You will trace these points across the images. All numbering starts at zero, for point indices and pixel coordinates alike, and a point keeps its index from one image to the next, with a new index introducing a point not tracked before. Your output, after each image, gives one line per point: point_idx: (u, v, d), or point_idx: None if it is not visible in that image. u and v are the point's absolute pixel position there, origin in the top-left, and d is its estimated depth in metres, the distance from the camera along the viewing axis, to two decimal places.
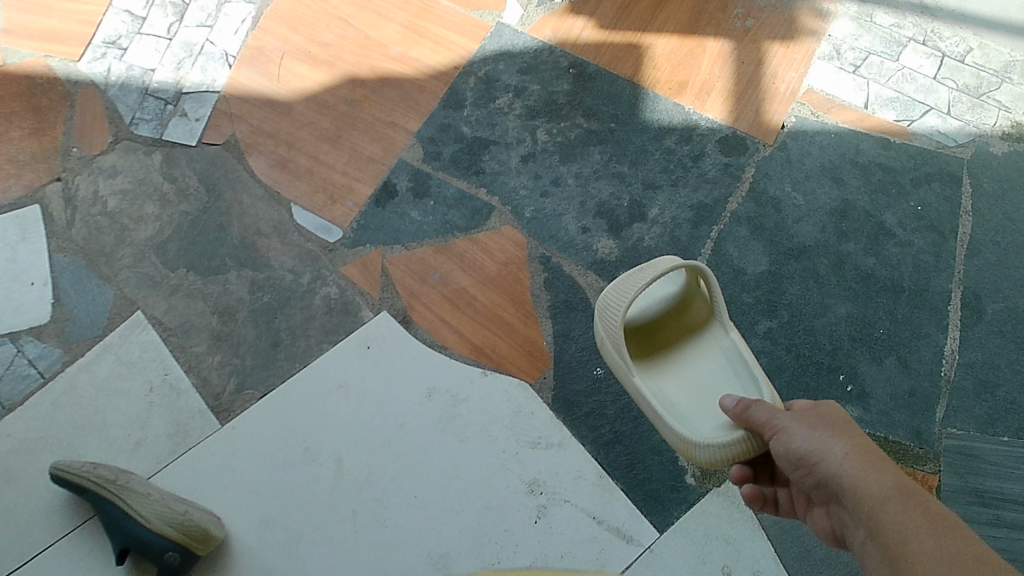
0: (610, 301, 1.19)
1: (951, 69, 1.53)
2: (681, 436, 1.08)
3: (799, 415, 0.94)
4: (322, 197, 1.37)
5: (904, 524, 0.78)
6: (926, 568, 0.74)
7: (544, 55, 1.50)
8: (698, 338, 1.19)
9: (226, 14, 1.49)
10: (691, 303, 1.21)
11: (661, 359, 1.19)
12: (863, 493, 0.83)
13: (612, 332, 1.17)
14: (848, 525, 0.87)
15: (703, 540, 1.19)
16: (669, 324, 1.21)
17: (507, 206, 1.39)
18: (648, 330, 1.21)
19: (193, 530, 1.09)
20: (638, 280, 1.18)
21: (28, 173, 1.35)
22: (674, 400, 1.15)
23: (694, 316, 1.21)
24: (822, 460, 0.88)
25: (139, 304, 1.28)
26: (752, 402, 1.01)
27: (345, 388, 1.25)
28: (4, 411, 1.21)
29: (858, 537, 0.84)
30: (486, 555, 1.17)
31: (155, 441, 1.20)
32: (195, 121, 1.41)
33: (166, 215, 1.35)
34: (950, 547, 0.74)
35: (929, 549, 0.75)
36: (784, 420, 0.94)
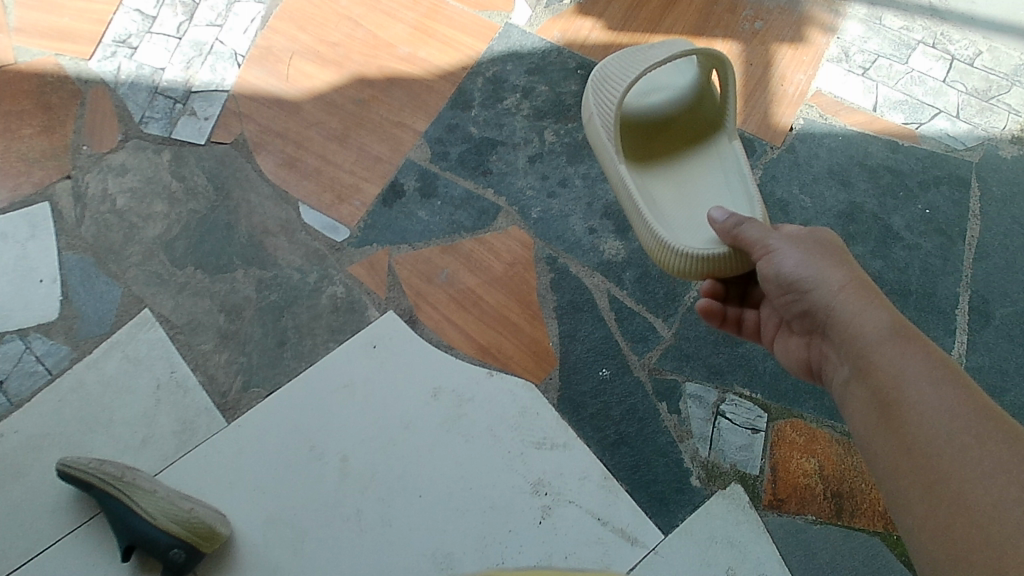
0: (611, 73, 1.21)
1: (961, 72, 1.52)
2: (659, 238, 1.09)
3: (790, 237, 0.99)
4: (329, 197, 1.37)
5: (899, 363, 0.85)
6: (919, 407, 0.81)
7: (553, 55, 1.50)
8: (697, 144, 1.21)
9: (236, 13, 1.50)
10: (706, 95, 1.24)
11: (657, 157, 1.21)
12: (858, 330, 0.90)
13: (605, 105, 1.19)
14: (833, 358, 0.96)
15: (708, 543, 1.19)
16: (674, 108, 1.25)
17: (514, 207, 1.39)
18: (649, 128, 1.23)
19: (199, 527, 1.09)
20: (646, 54, 1.18)
21: (38, 170, 1.36)
22: (660, 199, 1.17)
23: (700, 117, 1.23)
24: (816, 289, 0.95)
25: (147, 301, 1.29)
26: (743, 219, 1.02)
27: (351, 387, 1.25)
28: (12, 407, 1.22)
29: (846, 374, 0.92)
30: (490, 556, 1.17)
31: (161, 438, 1.21)
32: (204, 120, 1.41)
33: (175, 213, 1.35)
34: (946, 394, 0.80)
35: (923, 393, 0.82)
36: (776, 240, 0.98)
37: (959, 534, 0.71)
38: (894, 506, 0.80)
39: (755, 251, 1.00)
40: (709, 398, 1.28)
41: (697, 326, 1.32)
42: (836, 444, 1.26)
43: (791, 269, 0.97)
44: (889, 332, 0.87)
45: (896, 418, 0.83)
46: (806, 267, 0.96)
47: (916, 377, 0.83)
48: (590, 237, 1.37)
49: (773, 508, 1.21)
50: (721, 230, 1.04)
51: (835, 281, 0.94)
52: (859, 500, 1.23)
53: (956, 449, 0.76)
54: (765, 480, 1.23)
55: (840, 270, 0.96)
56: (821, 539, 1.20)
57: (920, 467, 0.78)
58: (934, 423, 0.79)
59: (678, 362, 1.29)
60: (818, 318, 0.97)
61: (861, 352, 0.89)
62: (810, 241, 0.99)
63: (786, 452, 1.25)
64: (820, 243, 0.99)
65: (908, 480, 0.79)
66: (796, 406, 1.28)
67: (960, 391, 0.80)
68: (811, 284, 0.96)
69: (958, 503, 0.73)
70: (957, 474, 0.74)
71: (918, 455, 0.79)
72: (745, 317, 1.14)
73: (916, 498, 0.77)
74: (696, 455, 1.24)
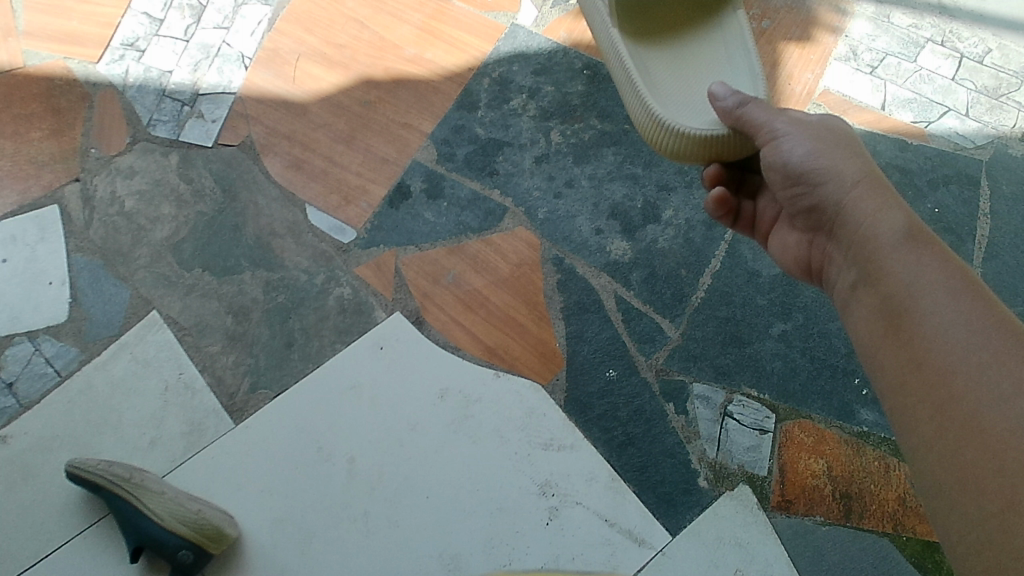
0: None
1: (970, 70, 1.51)
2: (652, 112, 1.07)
3: (801, 128, 0.98)
4: (336, 198, 1.37)
5: (912, 263, 0.85)
6: (932, 308, 0.81)
7: (559, 56, 1.50)
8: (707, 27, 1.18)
9: (243, 15, 1.50)
10: None
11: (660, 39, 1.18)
12: (874, 231, 0.90)
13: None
14: (838, 256, 0.97)
15: (716, 544, 1.18)
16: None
17: (520, 207, 1.39)
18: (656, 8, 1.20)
19: (206, 528, 1.10)
20: None
21: (47, 173, 1.36)
22: (658, 79, 1.14)
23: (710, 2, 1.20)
24: (827, 182, 0.96)
25: (155, 303, 1.29)
26: (746, 99, 0.99)
27: (358, 388, 1.25)
28: (22, 409, 1.22)
29: (853, 275, 0.93)
30: (497, 557, 1.17)
31: (170, 439, 1.21)
32: (212, 122, 1.42)
33: (183, 215, 1.36)
34: (960, 299, 0.80)
35: (936, 294, 0.82)
36: (785, 128, 0.97)
37: (971, 458, 0.70)
38: (895, 406, 0.82)
39: (760, 134, 0.98)
40: (717, 398, 1.27)
41: (705, 326, 1.31)
42: (844, 445, 1.25)
43: (802, 160, 0.97)
44: (904, 235, 0.88)
45: (906, 325, 0.83)
46: (817, 160, 0.96)
47: (928, 277, 0.83)
48: (597, 237, 1.37)
49: (781, 509, 1.21)
50: (722, 109, 1.00)
51: (848, 177, 0.95)
52: (868, 501, 1.22)
53: (969, 364, 0.75)
54: (773, 481, 1.23)
55: (852, 165, 0.96)
56: (830, 541, 1.19)
57: (930, 383, 0.77)
58: (948, 334, 0.78)
59: (685, 363, 1.29)
60: (826, 214, 0.97)
61: (873, 253, 0.90)
62: (822, 132, 0.98)
63: (795, 453, 1.24)
64: (833, 136, 0.99)
65: (916, 393, 0.79)
66: (804, 406, 1.27)
67: (976, 301, 0.79)
68: (823, 179, 0.96)
69: (971, 423, 0.72)
70: (967, 380, 0.74)
71: (926, 360, 0.79)
72: (741, 207, 1.15)
73: (925, 417, 0.77)
74: (704, 456, 1.24)
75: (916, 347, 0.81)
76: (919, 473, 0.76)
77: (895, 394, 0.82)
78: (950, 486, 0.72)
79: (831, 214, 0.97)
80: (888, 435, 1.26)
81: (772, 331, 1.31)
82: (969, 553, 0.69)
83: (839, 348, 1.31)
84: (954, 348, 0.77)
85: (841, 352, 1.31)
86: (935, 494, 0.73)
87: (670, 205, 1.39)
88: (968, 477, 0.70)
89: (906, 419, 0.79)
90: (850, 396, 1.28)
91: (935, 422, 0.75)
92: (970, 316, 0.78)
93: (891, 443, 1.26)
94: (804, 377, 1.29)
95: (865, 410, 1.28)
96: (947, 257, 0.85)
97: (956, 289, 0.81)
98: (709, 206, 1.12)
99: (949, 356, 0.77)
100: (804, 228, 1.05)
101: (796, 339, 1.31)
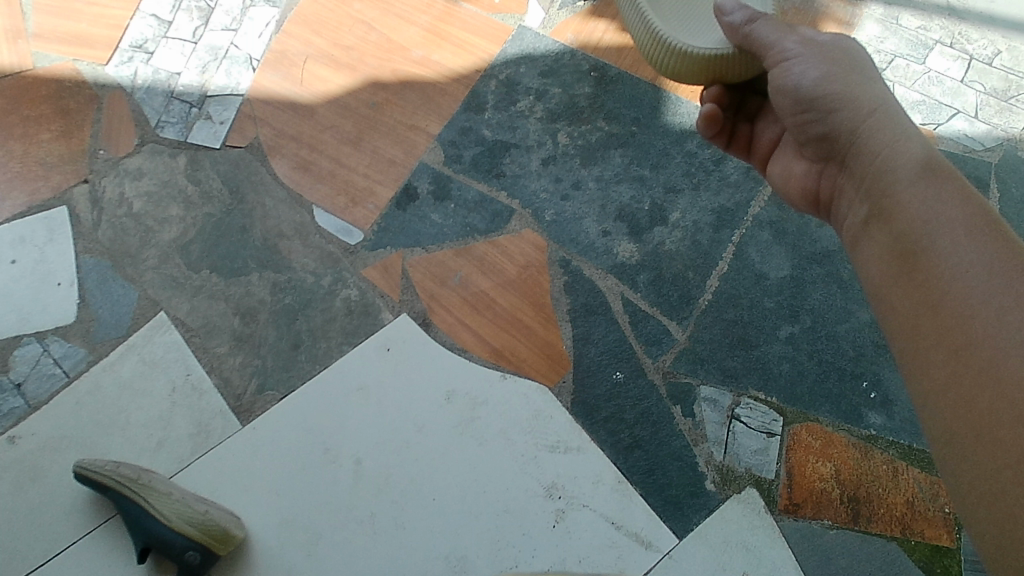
0: None
1: (979, 72, 1.51)
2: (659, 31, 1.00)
3: (815, 52, 0.97)
4: (343, 200, 1.38)
5: (925, 194, 0.85)
6: (946, 242, 0.81)
7: (566, 58, 1.50)
8: None
9: (251, 18, 1.51)
10: None
11: None
12: (889, 162, 0.90)
13: None
14: (849, 186, 0.98)
15: (723, 548, 1.18)
16: None
17: (527, 209, 1.38)
18: None
19: (213, 529, 1.10)
20: None
21: (56, 175, 1.37)
22: None
23: None
24: (840, 110, 0.96)
25: (163, 304, 1.30)
26: (758, 16, 0.96)
27: (365, 390, 1.25)
28: (30, 409, 1.23)
29: (864, 207, 0.93)
30: (503, 560, 1.16)
31: (177, 440, 1.21)
32: (220, 124, 1.42)
33: (190, 216, 1.36)
34: (978, 238, 0.79)
35: (951, 225, 0.82)
36: (796, 51, 0.97)
37: (986, 406, 0.69)
38: (897, 333, 0.83)
39: (769, 54, 0.97)
40: (724, 401, 1.27)
41: (712, 329, 1.31)
42: (853, 448, 1.25)
43: (814, 85, 0.97)
44: (920, 167, 0.87)
45: (920, 257, 0.83)
46: (829, 85, 0.96)
47: (943, 209, 0.83)
48: (604, 240, 1.36)
49: (789, 513, 1.20)
50: (728, 25, 0.97)
51: (862, 105, 0.95)
52: (876, 505, 1.21)
53: (985, 303, 0.74)
54: (781, 485, 1.22)
55: (866, 92, 0.96)
56: (838, 545, 1.19)
57: (945, 325, 0.76)
58: (964, 270, 0.78)
59: (692, 365, 1.28)
60: (837, 141, 0.98)
61: (887, 185, 0.90)
62: (836, 57, 0.98)
63: (802, 456, 1.24)
64: (847, 61, 0.98)
65: (926, 325, 0.79)
66: (812, 409, 1.27)
67: (994, 239, 0.78)
68: (836, 106, 0.96)
69: (987, 369, 0.71)
70: (979, 317, 0.74)
71: (939, 293, 0.78)
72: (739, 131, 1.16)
73: (937, 360, 0.76)
74: (711, 458, 1.23)
75: (930, 281, 0.80)
76: (928, 418, 0.76)
77: (905, 329, 0.81)
78: (961, 436, 0.71)
79: (845, 143, 0.97)
80: (897, 439, 1.26)
81: (779, 334, 1.31)
82: (980, 507, 0.68)
83: (847, 351, 1.30)
84: (968, 283, 0.77)
85: (850, 355, 1.30)
86: (947, 443, 0.73)
87: (677, 207, 1.39)
88: (982, 429, 0.69)
89: (917, 358, 0.78)
90: (859, 399, 1.28)
91: (949, 366, 0.74)
92: (987, 252, 0.77)
93: (900, 447, 1.25)
94: (812, 380, 1.28)
95: (873, 413, 1.27)
96: (965, 190, 0.84)
97: (973, 221, 0.81)
98: (699, 124, 1.14)
99: (961, 291, 0.77)
100: (815, 158, 1.05)
101: (803, 342, 1.31)
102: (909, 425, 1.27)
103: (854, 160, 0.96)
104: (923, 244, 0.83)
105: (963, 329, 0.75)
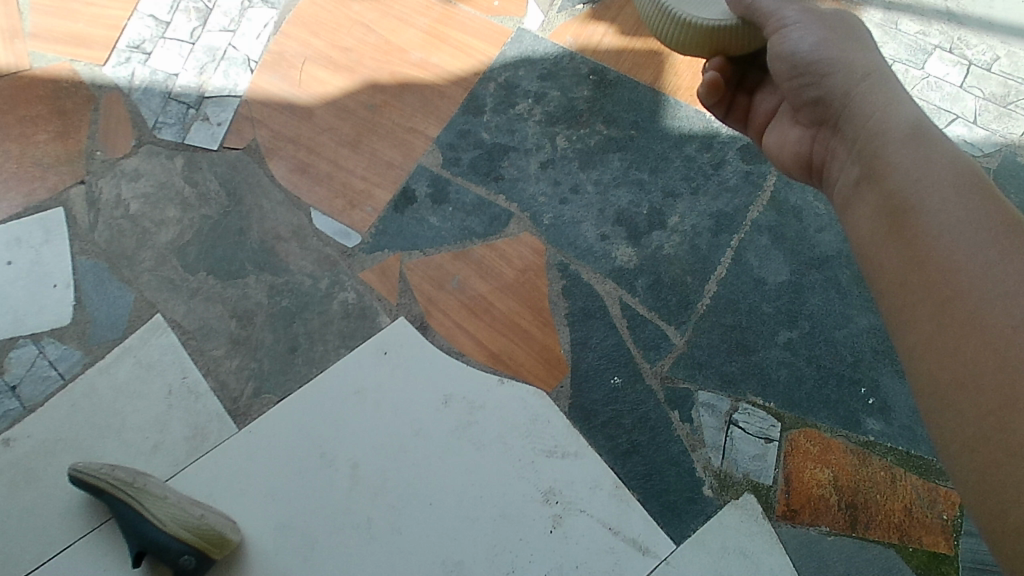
0: None
1: (978, 77, 1.50)
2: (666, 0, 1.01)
3: (812, 18, 0.98)
4: (341, 202, 1.37)
5: (915, 155, 0.84)
6: (934, 197, 0.79)
7: (565, 61, 1.49)
8: None
9: (249, 19, 1.50)
10: None
11: None
12: (878, 125, 0.90)
13: None
14: (840, 149, 0.97)
15: (721, 554, 1.17)
16: None
17: (526, 213, 1.38)
18: None
19: (209, 533, 1.10)
20: None
21: (52, 175, 1.36)
22: None
23: None
24: (834, 76, 0.96)
25: (159, 307, 1.29)
26: None
27: (362, 394, 1.25)
28: (26, 411, 1.22)
29: (854, 168, 0.93)
30: (500, 565, 1.16)
31: (173, 443, 1.21)
32: (217, 125, 1.42)
33: (187, 218, 1.35)
34: (966, 195, 0.78)
35: (939, 182, 0.80)
36: (793, 17, 0.98)
37: (970, 352, 0.68)
38: (882, 290, 0.82)
39: (768, 23, 0.99)
40: (722, 406, 1.26)
41: (710, 334, 1.30)
42: (850, 454, 1.24)
43: (810, 50, 0.97)
44: (909, 127, 0.87)
45: (906, 212, 0.81)
46: (826, 51, 0.96)
47: (931, 168, 0.82)
48: (602, 244, 1.36)
49: (786, 519, 1.20)
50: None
51: (856, 72, 0.95)
52: (874, 511, 1.21)
53: (971, 257, 0.73)
54: (778, 490, 1.22)
55: (860, 59, 0.96)
56: (836, 551, 1.18)
57: (930, 278, 0.75)
58: (951, 226, 0.76)
59: (690, 370, 1.28)
60: (831, 106, 0.98)
61: (876, 146, 0.89)
62: (834, 23, 0.98)
63: (800, 462, 1.24)
64: (844, 29, 0.99)
65: (913, 278, 0.77)
66: (810, 415, 1.27)
67: (982, 197, 0.77)
68: (830, 68, 0.96)
69: (971, 318, 0.70)
70: (965, 268, 0.73)
71: (925, 249, 0.77)
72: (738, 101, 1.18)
73: (923, 312, 0.75)
74: (709, 464, 1.23)
75: (916, 237, 0.79)
76: (913, 371, 0.74)
77: (892, 288, 0.80)
78: (944, 385, 0.69)
79: (838, 106, 0.96)
80: (895, 445, 1.25)
81: (777, 339, 1.31)
82: (963, 453, 0.66)
83: (845, 357, 1.30)
84: (953, 235, 0.76)
85: (848, 360, 1.30)
86: (930, 392, 0.71)
87: (676, 211, 1.38)
88: (966, 377, 0.67)
89: (903, 312, 0.77)
90: (857, 405, 1.27)
91: (934, 317, 0.73)
92: (975, 210, 0.76)
93: (898, 454, 1.25)
94: (810, 386, 1.28)
95: (871, 419, 1.27)
96: (955, 150, 0.82)
97: (961, 179, 0.79)
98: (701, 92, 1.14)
99: (945, 244, 0.76)
100: (809, 123, 1.05)
101: (801, 348, 1.30)
102: (907, 431, 1.26)
103: (847, 125, 0.95)
104: (909, 199, 0.82)
105: (949, 283, 0.73)
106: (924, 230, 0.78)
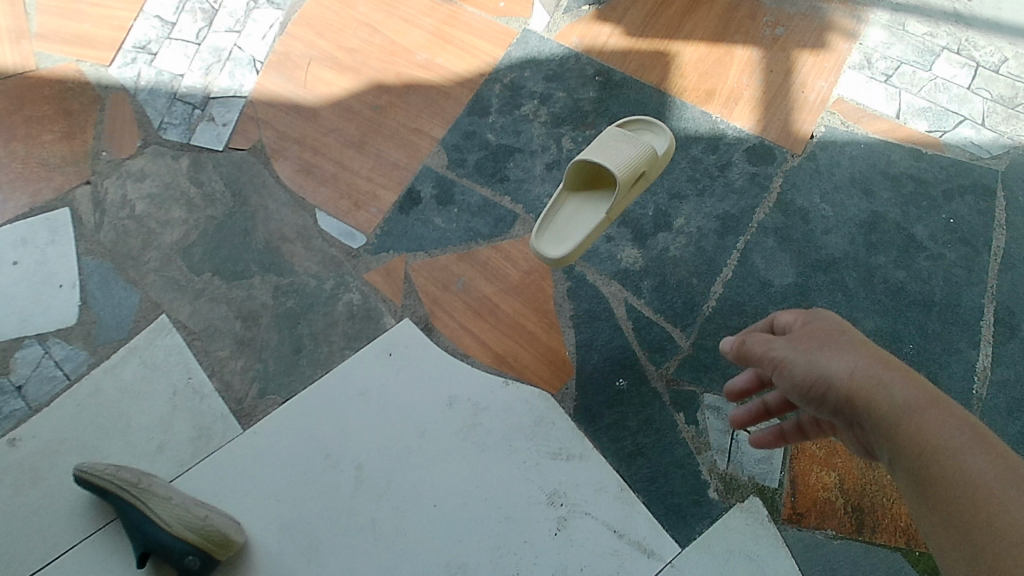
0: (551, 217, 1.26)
1: (986, 79, 1.50)
2: None
3: (792, 340, 0.93)
4: (346, 203, 1.37)
5: (895, 396, 0.77)
6: (920, 423, 0.74)
7: (571, 62, 1.49)
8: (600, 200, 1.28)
9: (255, 20, 1.50)
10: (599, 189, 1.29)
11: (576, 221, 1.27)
12: (881, 400, 0.78)
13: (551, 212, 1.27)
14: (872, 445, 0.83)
15: (726, 557, 1.17)
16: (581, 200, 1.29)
17: (531, 214, 1.38)
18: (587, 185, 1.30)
19: (213, 534, 1.09)
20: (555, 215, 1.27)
21: (58, 175, 1.36)
22: None
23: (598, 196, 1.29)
24: (828, 380, 0.84)
25: (164, 307, 1.29)
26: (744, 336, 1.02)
27: (367, 396, 1.25)
28: (31, 412, 1.22)
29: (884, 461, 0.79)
30: (505, 567, 1.16)
31: (178, 444, 1.21)
32: (223, 126, 1.42)
33: (193, 219, 1.35)
34: (911, 384, 0.78)
35: (894, 388, 0.78)
36: (777, 350, 0.93)
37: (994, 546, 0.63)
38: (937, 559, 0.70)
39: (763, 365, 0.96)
40: (728, 409, 1.26)
41: (716, 336, 1.30)
42: (857, 457, 1.24)
43: (793, 350, 0.91)
44: (874, 363, 0.82)
45: (932, 471, 0.71)
46: (799, 343, 0.90)
47: (888, 383, 0.79)
48: (607, 245, 1.36)
49: (792, 522, 1.20)
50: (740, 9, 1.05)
51: (832, 346, 0.87)
52: (880, 515, 1.21)
53: (939, 431, 0.73)
54: (784, 493, 1.21)
55: (820, 326, 0.92)
56: (842, 555, 1.18)
57: (930, 480, 0.71)
58: (933, 431, 0.73)
59: (696, 373, 1.28)
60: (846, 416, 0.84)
61: (851, 405, 0.82)
62: (813, 333, 0.91)
63: (806, 465, 1.23)
64: (827, 329, 0.91)
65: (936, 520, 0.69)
66: None
67: (908, 377, 0.79)
68: (802, 373, 0.88)
69: (951, 508, 0.68)
70: (936, 460, 0.71)
71: (926, 469, 0.71)
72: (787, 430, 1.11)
73: (941, 534, 0.68)
74: (714, 467, 1.23)
75: (943, 489, 0.69)
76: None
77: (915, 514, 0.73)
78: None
79: (843, 402, 0.82)
80: None
81: None
82: None
83: None
84: (927, 424, 0.74)
85: None
86: None
87: (681, 213, 1.38)
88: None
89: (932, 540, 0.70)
90: None
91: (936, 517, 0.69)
92: (914, 393, 0.77)
93: None
94: None
95: None
96: (908, 371, 0.80)
97: (923, 391, 0.77)
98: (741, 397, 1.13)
99: (935, 445, 0.71)
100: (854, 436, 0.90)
101: None
102: None
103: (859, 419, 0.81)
104: (933, 460, 0.71)
105: (931, 467, 0.71)
106: (938, 476, 0.70)
